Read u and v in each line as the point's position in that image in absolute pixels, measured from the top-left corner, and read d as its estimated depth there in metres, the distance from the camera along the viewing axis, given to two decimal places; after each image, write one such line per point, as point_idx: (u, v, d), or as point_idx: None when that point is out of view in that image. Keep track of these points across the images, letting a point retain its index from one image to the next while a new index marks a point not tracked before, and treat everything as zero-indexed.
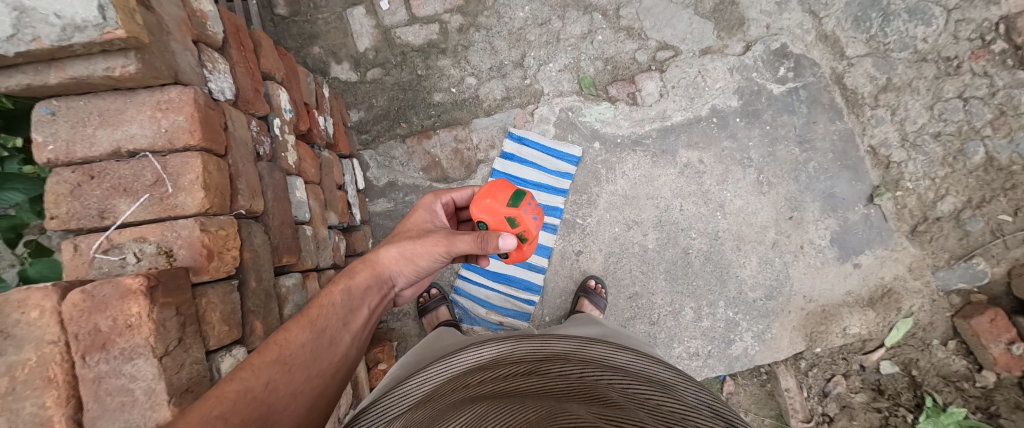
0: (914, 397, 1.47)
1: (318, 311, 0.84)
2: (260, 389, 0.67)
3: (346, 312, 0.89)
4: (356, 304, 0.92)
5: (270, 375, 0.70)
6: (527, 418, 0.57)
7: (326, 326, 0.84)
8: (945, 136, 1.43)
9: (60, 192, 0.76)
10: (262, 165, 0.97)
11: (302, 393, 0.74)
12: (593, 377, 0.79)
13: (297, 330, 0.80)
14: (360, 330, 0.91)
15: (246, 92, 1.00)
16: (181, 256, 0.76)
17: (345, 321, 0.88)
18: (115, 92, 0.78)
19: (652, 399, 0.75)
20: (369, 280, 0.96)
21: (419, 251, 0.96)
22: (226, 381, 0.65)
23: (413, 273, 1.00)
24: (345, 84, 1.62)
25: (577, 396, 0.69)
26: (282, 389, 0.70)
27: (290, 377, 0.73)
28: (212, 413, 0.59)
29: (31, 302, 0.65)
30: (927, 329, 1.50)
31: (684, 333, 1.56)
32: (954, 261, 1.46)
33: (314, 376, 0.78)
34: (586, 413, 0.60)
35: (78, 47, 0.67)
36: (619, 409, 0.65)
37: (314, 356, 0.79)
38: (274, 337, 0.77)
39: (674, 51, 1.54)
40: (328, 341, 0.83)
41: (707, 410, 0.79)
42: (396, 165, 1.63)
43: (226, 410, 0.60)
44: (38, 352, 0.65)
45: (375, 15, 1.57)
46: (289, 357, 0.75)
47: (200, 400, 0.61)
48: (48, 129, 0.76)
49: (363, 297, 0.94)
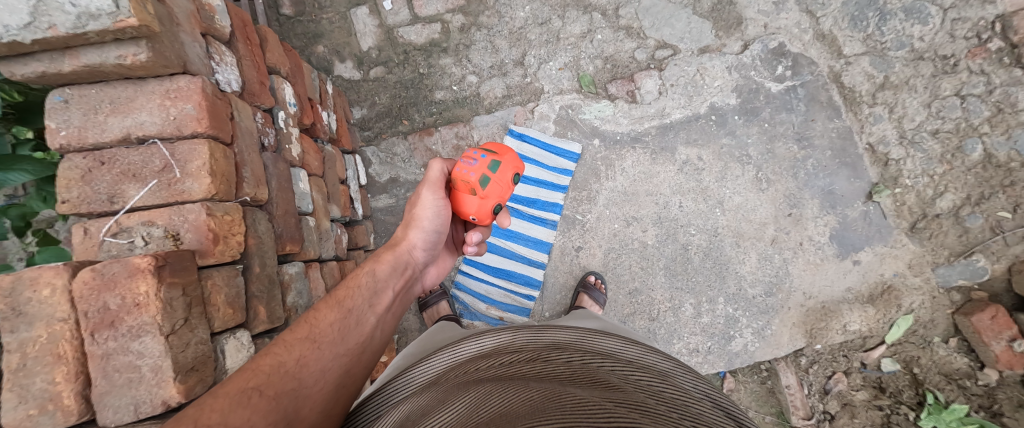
0: (915, 394, 1.47)
1: (346, 292, 0.86)
2: (291, 363, 0.70)
3: (371, 294, 0.89)
4: (381, 286, 0.92)
5: (300, 351, 0.72)
6: (530, 396, 0.57)
7: (353, 306, 0.84)
8: (943, 134, 1.44)
9: (71, 177, 0.78)
10: (266, 156, 1.00)
11: (331, 370, 0.74)
12: (594, 364, 0.78)
13: (326, 310, 0.81)
14: (385, 312, 0.91)
15: (252, 84, 1.02)
16: (188, 239, 0.78)
17: (371, 302, 0.88)
18: (126, 81, 0.80)
19: (654, 386, 0.74)
20: (392, 262, 0.97)
21: (417, 212, 1.02)
22: (262, 356, 0.69)
23: (426, 242, 1.04)
24: (348, 82, 1.65)
25: (580, 380, 0.68)
26: (312, 365, 0.72)
27: (320, 354, 0.74)
28: (247, 385, 0.62)
29: (43, 280, 0.66)
30: (928, 326, 1.49)
31: (684, 329, 1.57)
32: (953, 258, 1.46)
33: (342, 355, 0.78)
34: (589, 392, 0.60)
35: (92, 35, 0.69)
36: (621, 390, 0.65)
37: (342, 335, 0.80)
38: (306, 316, 0.79)
39: (673, 50, 1.56)
40: (355, 321, 0.83)
41: (706, 399, 0.79)
42: (398, 162, 1.66)
43: (261, 382, 0.64)
44: (49, 329, 0.67)
45: (379, 15, 1.60)
46: (318, 335, 0.76)
47: (234, 374, 0.64)
48: (61, 116, 0.78)
49: (388, 279, 0.94)
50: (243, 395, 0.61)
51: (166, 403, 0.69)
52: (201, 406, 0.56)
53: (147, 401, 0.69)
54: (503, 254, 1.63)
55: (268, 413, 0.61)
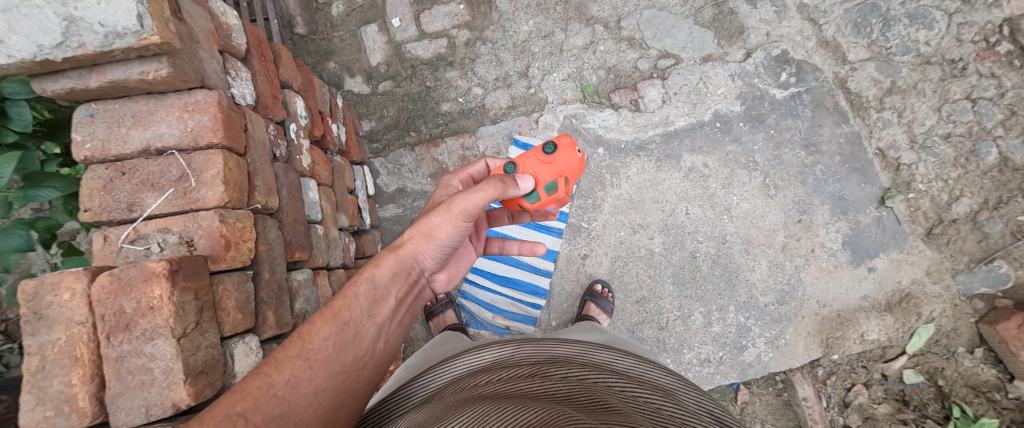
0: (941, 408, 1.40)
1: (342, 303, 0.82)
2: (281, 385, 0.69)
3: (371, 303, 0.85)
4: (380, 294, 0.87)
5: (291, 371, 0.71)
6: (528, 419, 0.56)
7: (349, 319, 0.81)
8: (955, 138, 1.42)
9: (94, 187, 0.82)
10: (278, 166, 1.03)
11: (325, 390, 0.73)
12: (594, 380, 0.78)
13: (320, 323, 0.78)
14: (386, 321, 0.87)
15: (266, 98, 1.07)
16: (201, 245, 0.80)
17: (371, 312, 0.84)
18: (147, 95, 0.85)
19: (652, 404, 0.74)
20: (394, 269, 0.91)
21: (435, 223, 0.94)
22: (252, 377, 0.68)
23: (436, 250, 0.97)
24: (357, 96, 1.70)
25: (578, 400, 0.67)
26: (304, 386, 0.71)
27: (313, 373, 0.73)
28: (233, 411, 0.63)
29: (63, 285, 0.70)
30: (951, 336, 1.43)
31: (694, 338, 1.54)
32: (974, 264, 1.42)
33: (337, 372, 0.76)
34: (586, 413, 0.59)
35: (118, 53, 0.74)
36: (619, 410, 0.64)
37: (337, 351, 0.77)
38: (300, 330, 0.77)
39: (675, 59, 1.58)
40: (353, 334, 0.80)
41: (705, 416, 0.78)
42: (405, 172, 1.69)
43: (248, 407, 0.64)
44: (68, 332, 0.70)
45: (388, 32, 1.67)
46: (311, 352, 0.74)
47: (223, 397, 0.64)
48: (87, 129, 0.83)
49: (389, 286, 0.89)
50: (228, 421, 0.62)
51: (176, 406, 0.70)
52: None
53: (158, 404, 0.70)
54: (509, 263, 1.63)
55: None
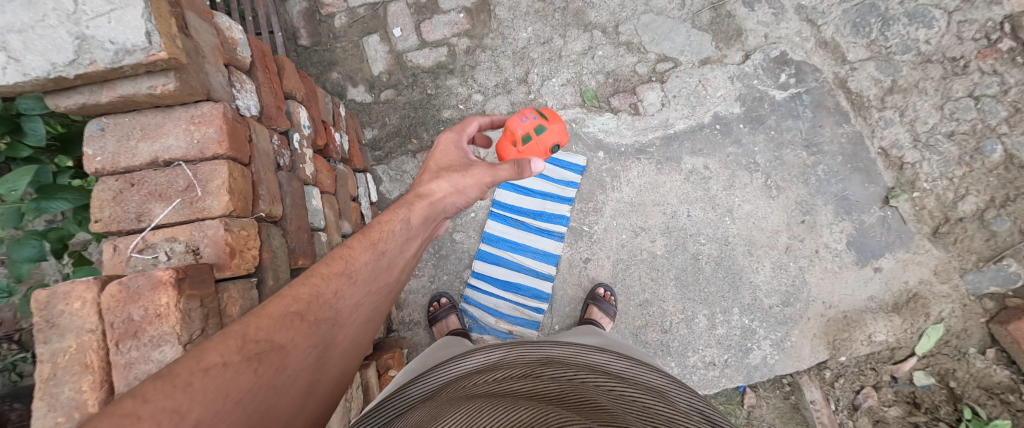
0: (954, 410, 1.38)
1: (378, 233, 0.84)
2: (329, 295, 0.72)
3: (404, 239, 0.89)
4: (412, 234, 0.91)
5: (337, 285, 0.73)
6: (518, 417, 0.57)
7: (386, 249, 0.84)
8: (959, 135, 1.41)
9: (104, 198, 0.84)
10: (282, 175, 1.06)
11: (363, 305, 0.78)
12: (585, 380, 0.78)
13: (359, 248, 0.80)
14: (410, 258, 0.92)
15: (270, 109, 1.09)
16: (206, 253, 0.82)
17: (403, 248, 0.88)
18: (155, 109, 0.87)
19: (644, 404, 0.74)
20: (425, 215, 0.94)
21: (469, 182, 0.96)
22: (302, 282, 0.70)
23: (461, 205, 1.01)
24: (360, 105, 1.72)
25: (569, 399, 0.67)
26: (348, 299, 0.75)
27: (355, 289, 0.76)
28: (290, 310, 0.65)
29: (75, 294, 0.72)
30: (961, 336, 1.41)
31: (699, 341, 1.53)
32: (983, 263, 1.40)
33: (372, 293, 0.80)
34: (577, 413, 0.60)
35: (128, 69, 0.76)
36: (609, 410, 0.64)
37: (374, 274, 0.81)
38: (340, 250, 0.78)
39: (674, 62, 1.59)
40: (387, 263, 0.84)
41: (697, 416, 0.77)
42: (407, 179, 1.70)
43: (302, 309, 0.67)
44: (78, 340, 0.72)
45: (389, 42, 1.70)
46: (355, 272, 0.77)
47: (275, 296, 0.66)
48: (97, 143, 0.86)
49: (418, 230, 0.93)
50: (287, 319, 0.64)
51: None
52: (249, 324, 0.60)
53: None
54: (511, 267, 1.64)
55: (306, 340, 0.65)
